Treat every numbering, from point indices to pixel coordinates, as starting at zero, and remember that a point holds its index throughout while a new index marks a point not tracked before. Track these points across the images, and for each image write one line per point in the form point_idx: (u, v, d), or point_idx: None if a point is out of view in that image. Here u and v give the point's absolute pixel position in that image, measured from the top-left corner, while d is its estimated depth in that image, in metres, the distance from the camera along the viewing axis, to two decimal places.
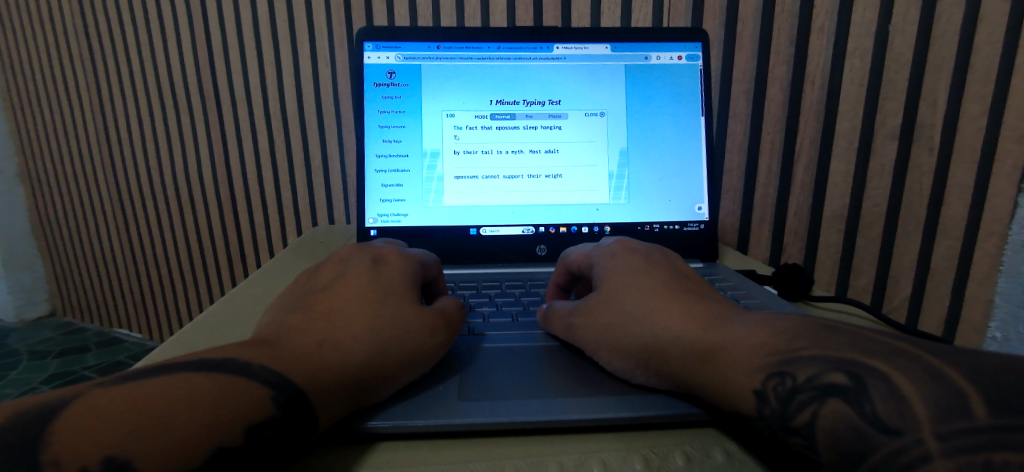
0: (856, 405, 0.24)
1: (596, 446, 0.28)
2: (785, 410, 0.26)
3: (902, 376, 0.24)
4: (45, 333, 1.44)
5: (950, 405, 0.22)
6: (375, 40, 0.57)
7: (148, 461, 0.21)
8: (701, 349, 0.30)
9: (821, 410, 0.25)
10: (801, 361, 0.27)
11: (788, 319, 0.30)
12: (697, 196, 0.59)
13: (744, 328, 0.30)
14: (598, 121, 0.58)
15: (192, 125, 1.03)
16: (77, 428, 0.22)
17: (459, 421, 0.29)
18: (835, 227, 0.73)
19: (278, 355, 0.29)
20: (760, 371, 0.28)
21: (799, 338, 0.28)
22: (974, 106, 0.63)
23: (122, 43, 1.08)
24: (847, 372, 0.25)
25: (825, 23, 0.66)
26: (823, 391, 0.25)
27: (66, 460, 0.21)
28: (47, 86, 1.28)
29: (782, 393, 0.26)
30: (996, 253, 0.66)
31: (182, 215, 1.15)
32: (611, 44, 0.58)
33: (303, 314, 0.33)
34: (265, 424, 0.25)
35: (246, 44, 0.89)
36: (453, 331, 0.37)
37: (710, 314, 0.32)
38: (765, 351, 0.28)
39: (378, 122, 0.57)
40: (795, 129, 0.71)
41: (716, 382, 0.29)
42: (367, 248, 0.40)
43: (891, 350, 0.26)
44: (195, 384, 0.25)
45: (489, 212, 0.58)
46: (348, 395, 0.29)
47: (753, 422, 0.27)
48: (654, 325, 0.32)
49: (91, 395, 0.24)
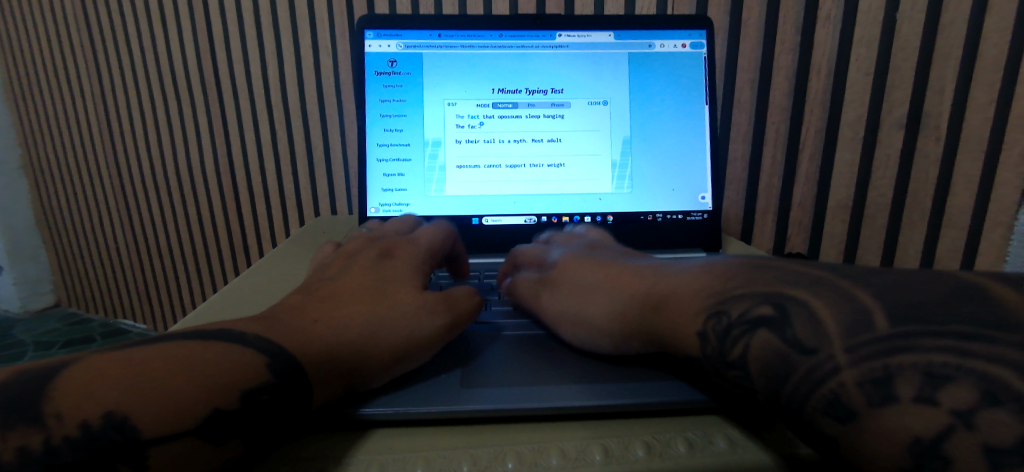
0: (781, 332, 0.25)
1: (596, 432, 0.28)
2: (722, 346, 0.27)
3: (820, 302, 0.25)
4: (50, 324, 1.45)
5: (856, 322, 0.24)
6: (377, 28, 0.56)
7: (148, 422, 0.21)
8: (654, 305, 0.31)
9: (751, 342, 0.26)
10: (735, 299, 0.28)
11: (726, 262, 0.31)
12: (701, 186, 0.58)
13: (686, 276, 0.32)
14: (600, 109, 0.57)
15: (194, 116, 1.03)
16: (76, 386, 0.22)
17: (480, 406, 0.29)
18: (839, 217, 0.73)
19: (300, 330, 0.29)
20: (700, 313, 0.29)
21: (735, 279, 0.29)
22: (981, 95, 0.62)
23: (124, 32, 1.07)
24: (774, 303, 0.26)
25: (832, 10, 0.65)
26: (754, 324, 0.27)
27: (68, 412, 0.21)
28: (50, 76, 1.28)
29: (719, 331, 0.28)
30: (1002, 244, 0.65)
31: (185, 206, 1.15)
32: (614, 31, 0.57)
33: (305, 297, 0.33)
34: (262, 389, 0.25)
35: (248, 33, 0.89)
36: (462, 318, 0.36)
37: (658, 274, 0.34)
38: (703, 294, 0.29)
39: (380, 111, 0.57)
40: (800, 117, 0.70)
41: (668, 333, 0.30)
42: (380, 241, 0.40)
43: (811, 280, 0.27)
44: (194, 349, 0.25)
45: (491, 202, 0.58)
46: (345, 374, 0.29)
47: (699, 363, 0.29)
48: (613, 294, 0.34)
49: (92, 359, 0.24)
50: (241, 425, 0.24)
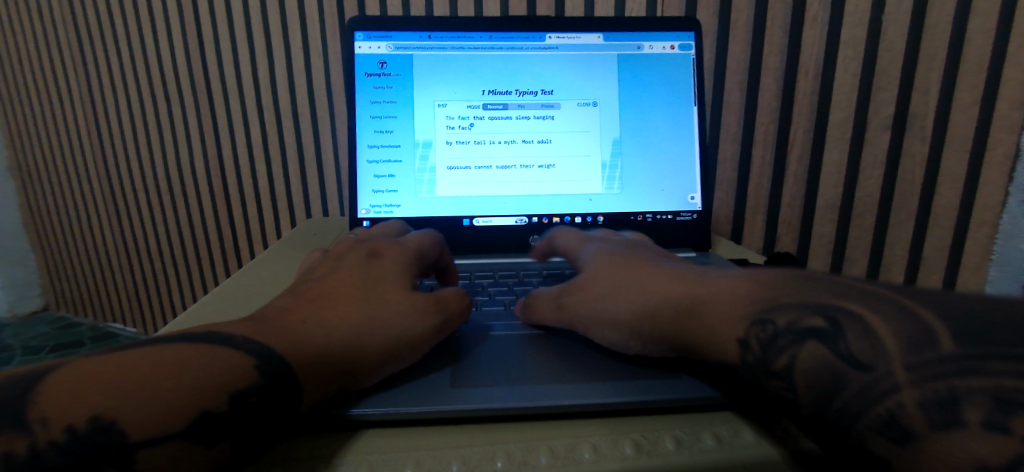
0: (832, 345, 0.25)
1: (586, 431, 0.28)
2: (765, 355, 0.27)
3: (875, 317, 0.24)
4: (38, 328, 1.43)
5: (918, 339, 0.23)
6: (367, 29, 0.56)
7: (136, 424, 0.21)
8: (688, 308, 0.31)
9: (799, 352, 0.26)
10: (781, 308, 0.27)
11: (771, 273, 0.31)
12: (690, 186, 0.59)
13: (727, 283, 0.31)
14: (590, 110, 0.58)
15: (184, 118, 1.03)
16: (63, 390, 0.22)
17: (465, 405, 0.29)
18: (828, 217, 0.73)
19: (287, 329, 0.30)
20: (743, 320, 0.28)
21: (780, 289, 0.29)
22: (965, 96, 0.63)
23: (112, 33, 1.07)
24: (827, 316, 0.25)
25: (819, 13, 0.66)
26: (802, 335, 0.26)
27: (54, 417, 0.21)
28: (38, 78, 1.27)
29: (763, 340, 0.27)
30: (987, 242, 0.66)
31: (175, 208, 1.14)
32: (603, 33, 0.58)
33: (293, 299, 0.33)
34: (251, 391, 0.25)
35: (238, 34, 0.88)
36: (451, 319, 0.36)
37: (695, 277, 0.33)
38: (748, 303, 0.29)
39: (370, 113, 0.57)
40: (789, 118, 0.71)
41: (704, 338, 0.30)
42: (365, 243, 0.40)
43: (867, 294, 0.26)
44: (184, 354, 0.25)
45: (482, 202, 0.58)
46: (336, 373, 0.29)
47: (737, 370, 0.28)
48: (644, 293, 0.33)
49: (78, 362, 0.23)
50: (229, 426, 0.24)
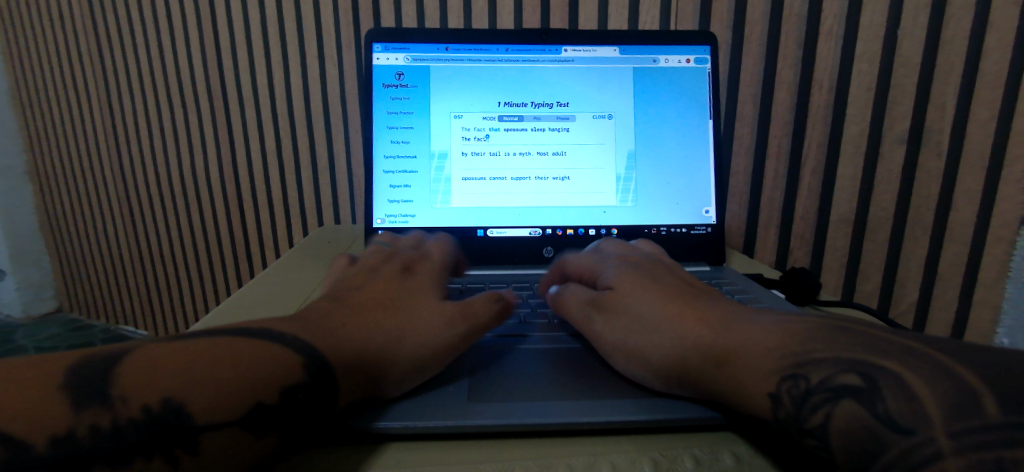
0: (869, 406, 0.24)
1: (607, 449, 0.28)
2: (799, 412, 0.26)
3: (914, 376, 0.24)
4: (50, 330, 1.44)
5: (963, 404, 0.22)
6: (384, 41, 0.57)
7: (201, 407, 0.23)
8: (718, 355, 0.30)
9: (834, 411, 0.25)
10: (815, 363, 0.26)
11: (805, 321, 0.30)
12: (705, 200, 0.59)
13: (760, 332, 0.30)
14: (605, 123, 0.58)
15: (198, 123, 1.04)
16: (138, 370, 0.23)
17: (483, 421, 0.29)
18: (841, 231, 0.73)
19: (326, 328, 0.31)
20: (772, 374, 0.27)
21: (813, 340, 0.28)
22: (981, 111, 0.63)
23: (130, 39, 1.08)
24: (860, 373, 0.25)
25: (833, 26, 0.66)
26: (837, 393, 0.25)
27: (132, 394, 0.22)
28: (57, 83, 1.29)
29: (796, 396, 0.26)
30: (1006, 260, 0.65)
31: (188, 212, 1.16)
32: (620, 46, 0.58)
33: (333, 302, 0.34)
34: (297, 387, 0.27)
35: (254, 41, 0.89)
36: (478, 330, 0.36)
37: (721, 319, 0.32)
38: (778, 354, 0.28)
39: (386, 122, 0.57)
40: (803, 132, 0.71)
41: (730, 390, 0.29)
42: (396, 258, 0.41)
43: (901, 350, 0.26)
44: (240, 347, 0.27)
45: (495, 213, 0.58)
46: (368, 378, 0.30)
47: (768, 424, 0.27)
48: (672, 331, 0.32)
49: (151, 346, 0.25)
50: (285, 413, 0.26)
